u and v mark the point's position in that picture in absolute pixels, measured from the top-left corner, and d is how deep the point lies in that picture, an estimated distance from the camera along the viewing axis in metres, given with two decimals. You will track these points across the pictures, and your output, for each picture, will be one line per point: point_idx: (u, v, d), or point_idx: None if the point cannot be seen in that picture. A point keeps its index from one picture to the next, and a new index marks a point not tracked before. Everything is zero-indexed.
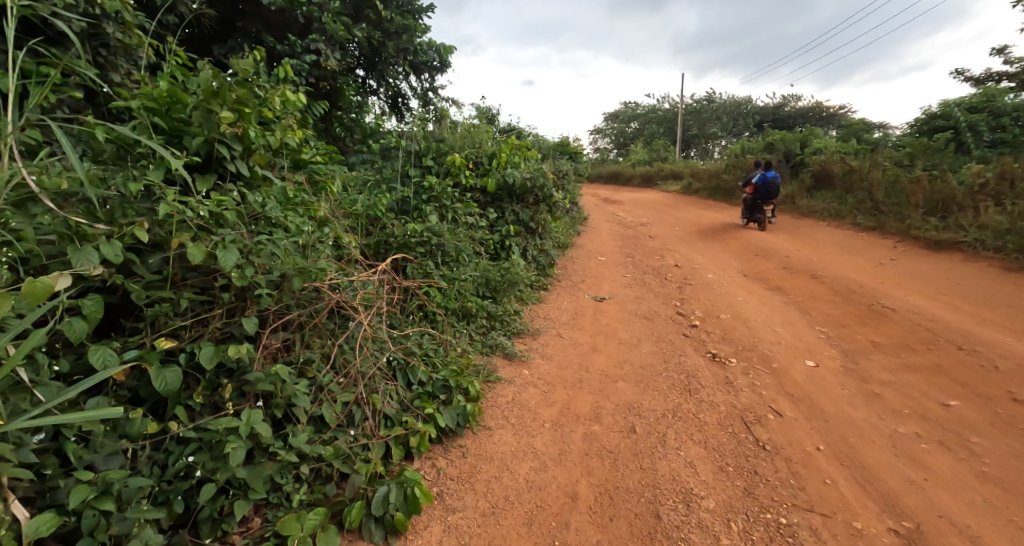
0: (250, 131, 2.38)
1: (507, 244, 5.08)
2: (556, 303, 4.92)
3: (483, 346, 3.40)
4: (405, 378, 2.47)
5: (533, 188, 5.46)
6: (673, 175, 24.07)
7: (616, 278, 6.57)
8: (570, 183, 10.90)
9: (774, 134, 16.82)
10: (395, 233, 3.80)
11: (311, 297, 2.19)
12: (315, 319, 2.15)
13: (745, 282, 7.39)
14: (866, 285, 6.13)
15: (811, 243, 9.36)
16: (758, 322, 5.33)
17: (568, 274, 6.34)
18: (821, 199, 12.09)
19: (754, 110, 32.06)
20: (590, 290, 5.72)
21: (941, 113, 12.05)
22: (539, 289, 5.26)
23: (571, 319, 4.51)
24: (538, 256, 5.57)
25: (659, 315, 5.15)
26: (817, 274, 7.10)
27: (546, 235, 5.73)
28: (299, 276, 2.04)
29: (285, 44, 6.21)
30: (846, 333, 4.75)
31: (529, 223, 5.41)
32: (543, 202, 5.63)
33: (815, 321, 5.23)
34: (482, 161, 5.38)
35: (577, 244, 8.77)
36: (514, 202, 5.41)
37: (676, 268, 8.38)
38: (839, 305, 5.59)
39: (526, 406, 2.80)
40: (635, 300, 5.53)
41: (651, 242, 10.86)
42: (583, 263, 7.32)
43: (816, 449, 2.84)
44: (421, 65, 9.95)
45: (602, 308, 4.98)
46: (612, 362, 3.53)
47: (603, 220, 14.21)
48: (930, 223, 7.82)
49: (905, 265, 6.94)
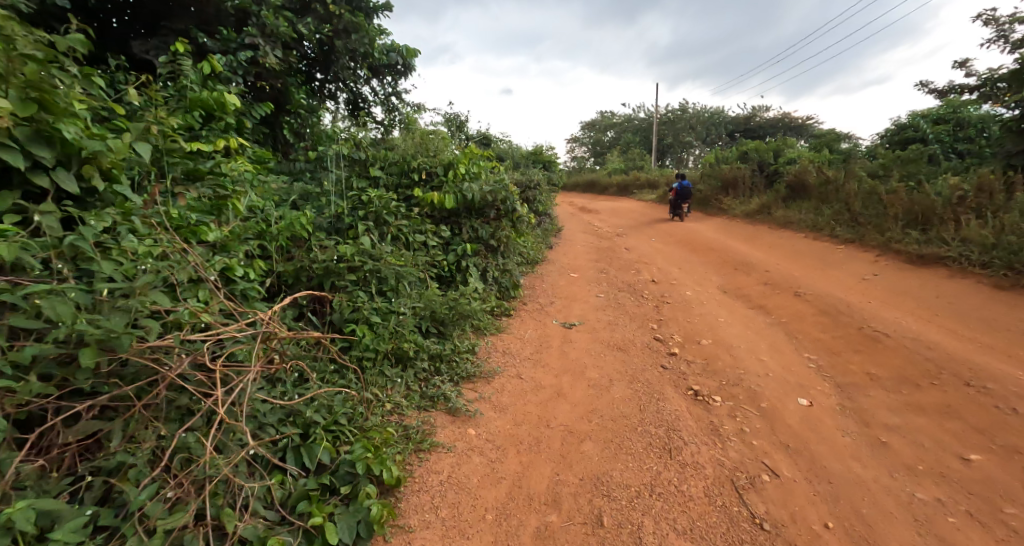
0: (58, 129, 1.83)
1: (463, 267, 4.50)
2: (518, 333, 4.35)
3: (419, 395, 2.80)
4: (298, 464, 1.92)
5: (494, 201, 4.89)
6: (649, 183, 23.97)
7: (589, 298, 6.05)
8: (542, 192, 10.41)
9: (748, 143, 16.76)
10: (319, 256, 3.15)
11: (137, 371, 1.68)
12: (137, 406, 1.64)
13: (725, 300, 6.98)
14: (852, 306, 5.79)
15: (789, 256, 9.08)
16: (741, 349, 4.88)
17: (536, 295, 5.79)
18: (797, 209, 11.93)
19: (727, 120, 32.42)
20: (559, 314, 5.19)
21: (911, 124, 12.05)
22: (500, 315, 4.68)
23: (533, 353, 3.93)
24: (499, 277, 5.00)
25: (634, 344, 4.63)
26: (799, 292, 6.75)
27: (509, 253, 5.16)
28: (93, 349, 1.54)
29: (216, 39, 5.50)
30: (838, 363, 4.33)
31: (490, 241, 4.83)
32: (506, 217, 5.07)
33: (803, 348, 4.81)
34: (437, 172, 4.79)
35: (548, 259, 8.25)
36: (472, 218, 4.83)
37: (652, 284, 7.92)
38: (826, 329, 5.21)
39: (465, 488, 2.22)
40: (608, 325, 5.00)
41: (627, 255, 10.41)
42: (554, 281, 6.80)
43: (824, 528, 2.34)
44: (382, 67, 9.33)
45: (571, 337, 4.44)
46: (578, 412, 2.97)
47: (578, 230, 13.76)
48: (910, 237, 7.61)
49: (889, 281, 6.65)
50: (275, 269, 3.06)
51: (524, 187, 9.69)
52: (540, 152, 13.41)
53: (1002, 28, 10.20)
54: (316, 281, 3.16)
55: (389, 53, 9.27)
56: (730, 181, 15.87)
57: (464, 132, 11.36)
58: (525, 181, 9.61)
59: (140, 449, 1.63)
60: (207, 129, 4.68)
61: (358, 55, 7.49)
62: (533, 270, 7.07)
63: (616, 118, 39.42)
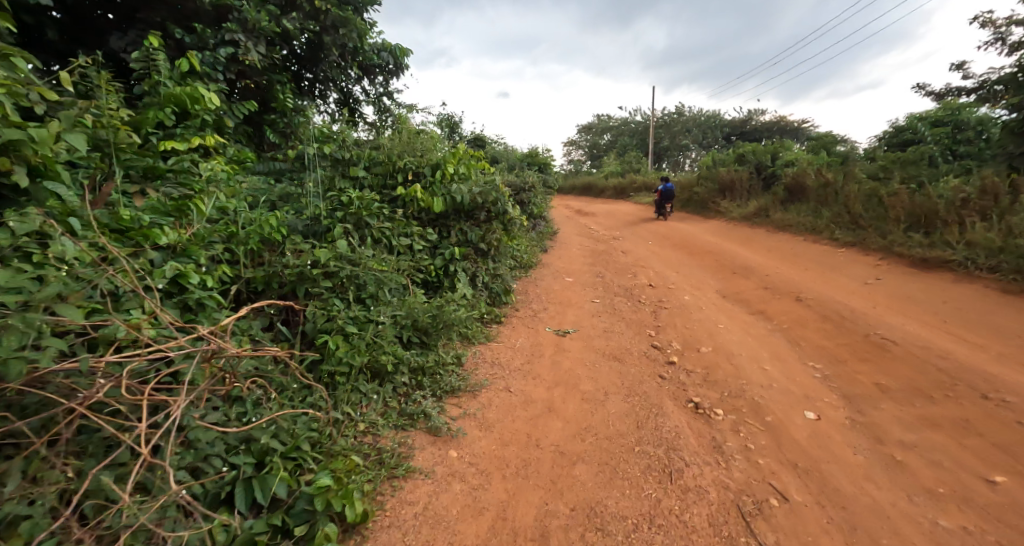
0: None
1: (451, 271, 4.27)
2: (509, 342, 4.13)
3: (396, 413, 2.56)
4: (246, 499, 1.69)
5: (485, 202, 4.68)
6: (646, 186, 23.86)
7: (584, 304, 5.85)
8: (537, 195, 10.22)
9: (744, 145, 16.64)
10: (291, 262, 2.92)
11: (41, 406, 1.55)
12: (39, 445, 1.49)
13: (724, 306, 6.80)
14: (856, 311, 5.63)
15: (789, 260, 8.92)
16: (743, 357, 4.69)
17: (529, 301, 5.58)
18: (796, 212, 11.78)
19: (723, 123, 32.39)
20: (553, 320, 4.98)
21: (909, 126, 11.96)
22: (489, 323, 4.45)
23: (525, 365, 3.70)
24: (490, 282, 4.77)
25: (631, 353, 4.43)
26: (801, 297, 6.57)
27: (501, 257, 4.94)
28: None
29: (194, 35, 5.27)
30: (845, 374, 4.18)
31: (480, 244, 4.61)
32: (497, 219, 4.85)
33: (807, 357, 4.63)
34: (424, 172, 4.56)
35: (542, 264, 8.05)
36: (462, 221, 4.61)
37: (649, 288, 7.73)
38: (830, 336, 5.04)
39: (442, 521, 1.99)
40: (605, 332, 4.80)
41: (623, 258, 10.21)
42: (548, 286, 6.60)
43: None
44: (373, 67, 9.12)
45: (565, 345, 4.25)
46: (570, 431, 2.74)
47: (573, 233, 13.56)
48: (913, 240, 7.47)
49: (892, 286, 6.50)
50: (242, 274, 2.80)
51: (519, 189, 9.46)
52: (535, 154, 13.22)
53: (999, 31, 10.10)
54: (288, 289, 2.92)
55: (380, 52, 9.06)
56: (727, 184, 15.73)
57: (456, 133, 11.15)
58: (518, 183, 9.39)
59: (41, 496, 1.48)
60: (182, 127, 4.45)
61: (347, 53, 7.29)
62: (526, 274, 6.85)
63: (612, 121, 39.35)
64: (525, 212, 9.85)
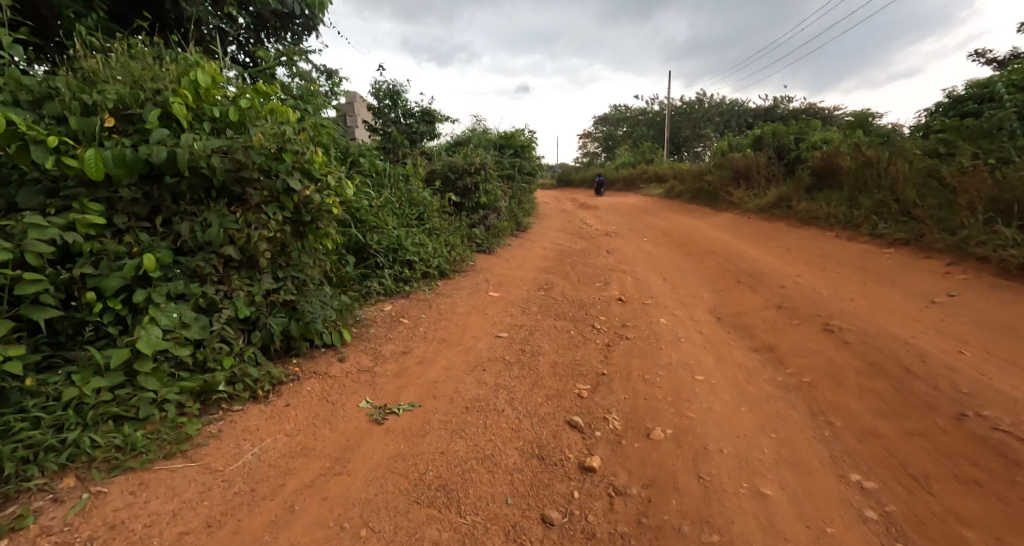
0: None
1: (134, 303, 2.19)
2: (223, 449, 2.03)
3: None
4: None
5: (243, 175, 2.59)
6: (657, 176, 21.46)
7: (486, 343, 3.74)
8: (490, 181, 8.10)
9: (762, 125, 14.14)
10: None
11: None
12: None
13: (718, 337, 4.60)
14: (930, 357, 3.41)
15: (814, 265, 6.64)
16: (724, 465, 2.55)
17: (385, 342, 3.49)
18: (824, 201, 9.40)
19: (746, 111, 29.43)
20: (395, 382, 2.93)
21: (973, 95, 9.38)
22: (221, 403, 2.32)
23: (177, 544, 1.58)
24: (262, 317, 2.66)
25: (504, 458, 2.34)
26: (832, 327, 4.35)
27: (291, 270, 2.82)
28: None
29: None
30: (932, 527, 2.06)
31: (229, 250, 2.50)
32: (278, 205, 2.75)
33: (851, 471, 2.48)
34: (138, 114, 2.49)
35: (474, 272, 5.94)
36: (207, 207, 2.56)
37: (616, 305, 5.55)
38: (890, 418, 2.86)
39: None
40: (475, 407, 2.70)
41: (601, 260, 8.02)
42: (454, 306, 4.56)
43: None
44: (271, 12, 6.87)
45: (358, 452, 2.17)
46: None
47: (553, 228, 11.38)
48: (1003, 238, 5.15)
49: (980, 310, 4.23)
50: None
51: (462, 174, 7.92)
52: (510, 135, 11.01)
53: None
54: None
55: None
56: (742, 171, 13.30)
57: (399, 107, 9.13)
58: (461, 165, 7.80)
59: None
60: None
61: None
62: (425, 290, 4.81)
63: (627, 110, 36.68)
64: (469, 201, 7.86)
